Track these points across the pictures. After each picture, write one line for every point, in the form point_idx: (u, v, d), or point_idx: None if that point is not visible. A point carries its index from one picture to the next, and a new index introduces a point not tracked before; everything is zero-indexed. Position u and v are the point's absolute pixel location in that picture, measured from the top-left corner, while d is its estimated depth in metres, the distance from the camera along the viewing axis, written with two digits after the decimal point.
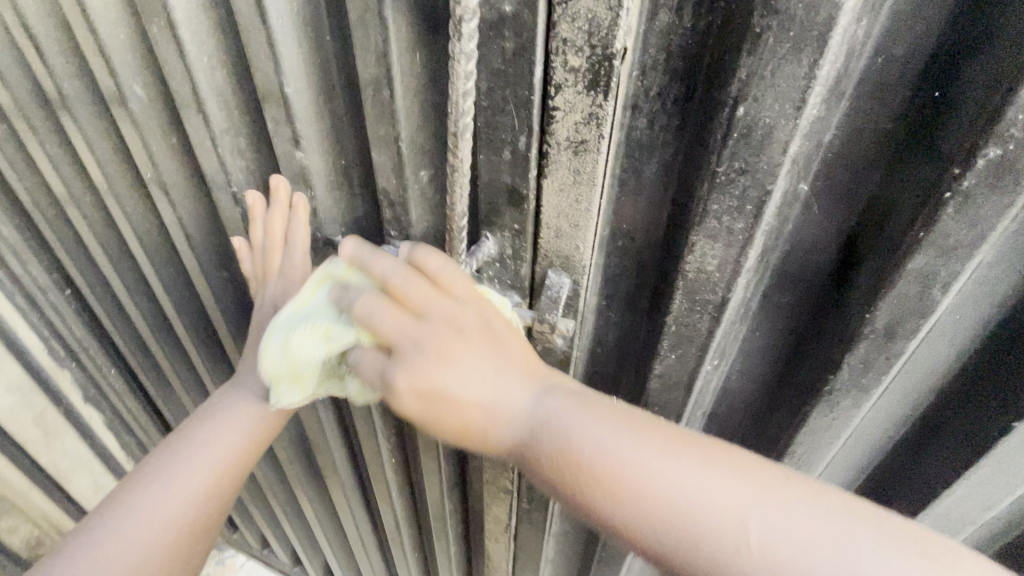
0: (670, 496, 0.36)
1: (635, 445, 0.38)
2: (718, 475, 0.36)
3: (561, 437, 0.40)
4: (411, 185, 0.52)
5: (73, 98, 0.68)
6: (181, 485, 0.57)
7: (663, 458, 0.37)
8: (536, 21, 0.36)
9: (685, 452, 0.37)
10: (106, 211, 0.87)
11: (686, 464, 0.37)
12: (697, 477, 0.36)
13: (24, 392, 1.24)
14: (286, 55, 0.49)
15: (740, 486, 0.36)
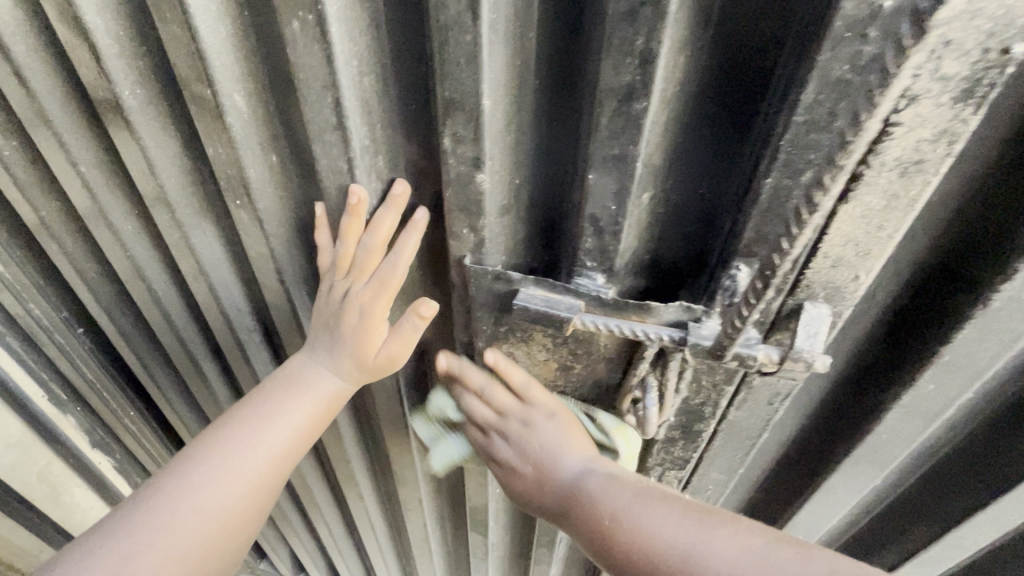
0: (667, 552, 0.44)
1: (649, 511, 0.47)
2: (718, 534, 0.43)
3: (594, 497, 0.51)
4: (632, 210, 0.44)
5: (134, 110, 0.55)
6: (263, 441, 0.60)
7: (669, 514, 0.46)
8: (938, 18, 0.28)
9: (692, 520, 0.45)
10: (150, 240, 0.73)
11: (692, 529, 0.44)
12: (698, 541, 0.43)
13: (26, 446, 1.07)
14: (489, 60, 0.39)
15: (728, 539, 0.42)
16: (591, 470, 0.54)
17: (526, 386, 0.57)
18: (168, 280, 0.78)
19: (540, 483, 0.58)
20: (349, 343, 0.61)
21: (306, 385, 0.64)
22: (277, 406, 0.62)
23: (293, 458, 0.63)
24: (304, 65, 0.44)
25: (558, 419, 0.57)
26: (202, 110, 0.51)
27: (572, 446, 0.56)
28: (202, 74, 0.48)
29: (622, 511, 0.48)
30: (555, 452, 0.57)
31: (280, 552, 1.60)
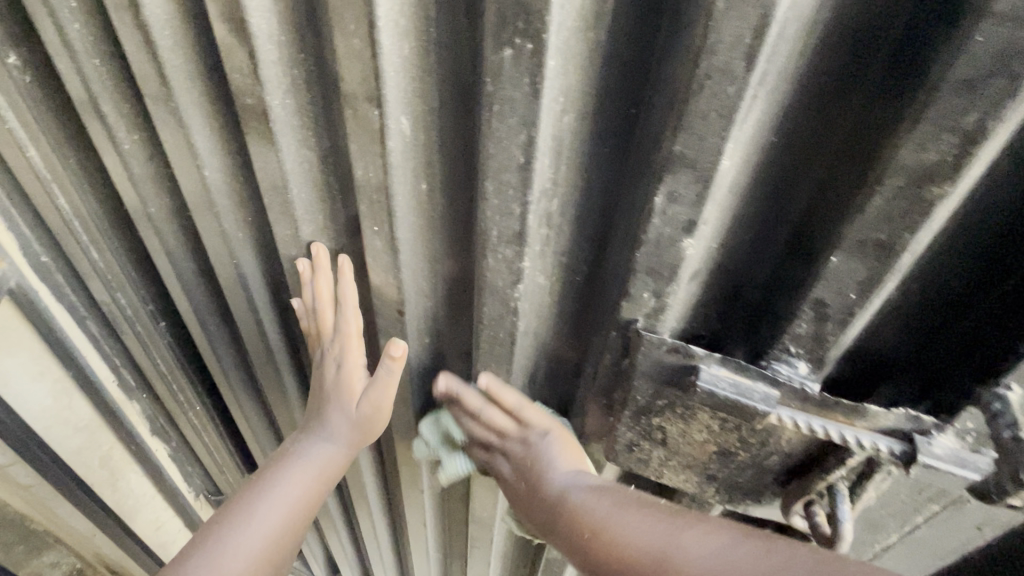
0: (645, 549, 0.42)
1: (624, 509, 0.47)
2: (690, 532, 0.41)
3: (582, 512, 0.50)
4: (875, 301, 0.37)
5: (279, 121, 0.51)
6: (264, 518, 0.67)
7: (636, 517, 0.45)
8: None
9: (671, 517, 0.44)
10: (259, 248, 0.69)
11: (661, 528, 0.43)
12: (665, 534, 0.42)
13: (93, 430, 1.06)
14: (744, 116, 0.33)
15: (701, 536, 0.40)
16: (580, 481, 0.54)
17: (520, 406, 0.60)
18: (267, 289, 0.74)
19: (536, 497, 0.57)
20: (337, 408, 0.71)
21: (302, 460, 0.72)
22: (278, 483, 0.70)
23: (293, 534, 0.70)
24: (504, 97, 0.38)
25: (552, 435, 0.59)
26: (360, 131, 0.46)
27: (563, 462, 0.57)
28: (371, 93, 0.43)
29: (598, 522, 0.47)
30: (546, 462, 0.57)
31: (315, 553, 1.57)
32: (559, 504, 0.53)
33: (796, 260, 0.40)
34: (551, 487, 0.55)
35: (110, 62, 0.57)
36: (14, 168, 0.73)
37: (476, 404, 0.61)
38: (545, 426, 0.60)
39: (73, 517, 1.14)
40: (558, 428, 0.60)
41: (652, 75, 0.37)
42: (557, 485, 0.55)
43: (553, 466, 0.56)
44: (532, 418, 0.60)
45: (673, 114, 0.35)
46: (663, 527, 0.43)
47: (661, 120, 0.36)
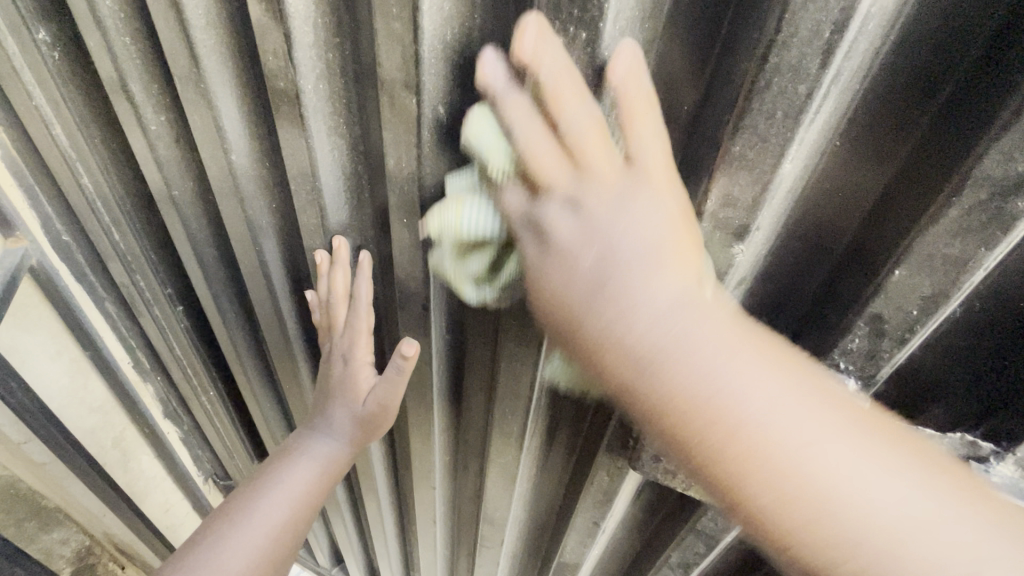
0: (842, 485, 0.27)
1: (741, 362, 0.30)
2: (922, 477, 0.27)
3: (684, 375, 0.30)
4: (934, 319, 0.35)
5: (311, 107, 0.49)
6: (267, 514, 0.66)
7: (827, 416, 0.29)
8: None
9: (878, 437, 0.28)
10: (280, 235, 0.68)
11: (878, 456, 0.28)
12: (883, 472, 0.27)
13: (107, 410, 1.07)
14: (811, 118, 0.31)
15: (945, 485, 0.27)
16: (678, 305, 0.31)
17: (580, 132, 0.33)
18: (287, 277, 0.73)
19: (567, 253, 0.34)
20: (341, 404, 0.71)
21: (307, 456, 0.72)
22: (280, 479, 0.70)
23: (298, 528, 0.69)
24: None
25: (664, 206, 0.32)
26: (396, 119, 0.45)
27: (643, 217, 0.32)
28: (409, 79, 0.42)
29: (744, 403, 0.29)
30: (622, 235, 0.32)
31: (320, 542, 1.58)
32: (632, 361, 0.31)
33: (853, 270, 0.38)
34: (621, 309, 0.31)
35: (140, 41, 0.56)
36: (39, 145, 0.73)
37: (571, 111, 0.33)
38: (648, 197, 0.32)
39: (84, 495, 1.14)
40: (679, 205, 0.32)
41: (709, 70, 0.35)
42: (647, 316, 0.31)
43: (646, 270, 0.31)
44: (648, 147, 0.33)
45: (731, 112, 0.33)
46: (820, 443, 0.28)
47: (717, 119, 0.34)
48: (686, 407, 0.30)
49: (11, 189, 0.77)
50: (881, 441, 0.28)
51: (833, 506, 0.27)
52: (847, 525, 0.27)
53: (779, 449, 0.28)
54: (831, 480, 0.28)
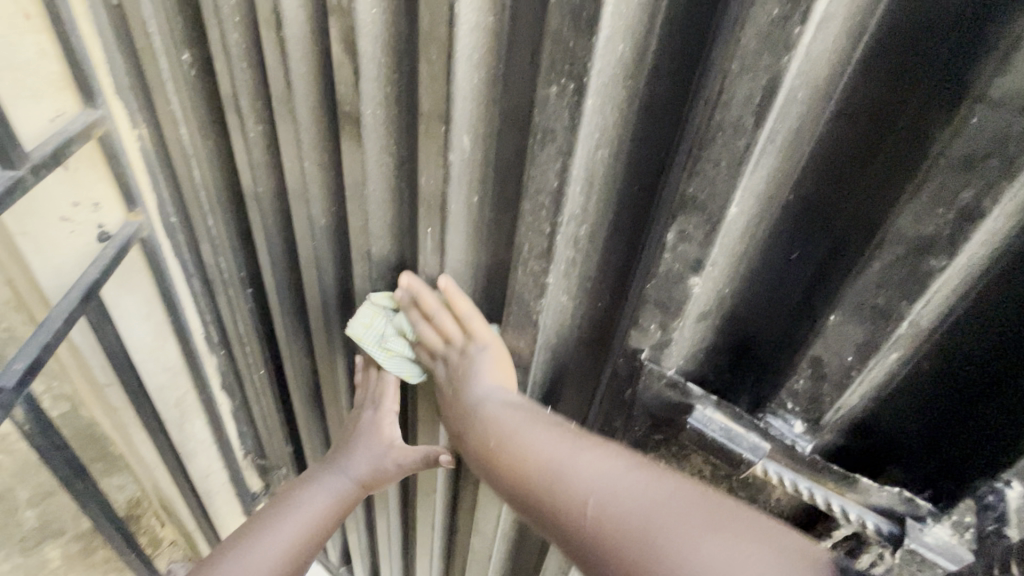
0: (547, 462, 0.47)
1: (534, 430, 0.52)
2: (615, 477, 0.43)
3: (500, 428, 0.54)
4: (873, 369, 0.37)
5: (369, 127, 0.59)
6: (295, 520, 0.83)
7: (561, 447, 0.48)
8: None
9: (569, 438, 0.49)
10: (335, 234, 0.79)
11: (565, 447, 0.48)
12: (569, 456, 0.47)
13: (175, 371, 1.23)
14: (753, 168, 0.36)
15: (620, 462, 0.44)
16: (503, 398, 0.56)
17: (470, 317, 0.60)
18: (336, 272, 0.84)
19: (458, 399, 0.60)
20: (364, 445, 0.83)
21: (320, 489, 0.86)
22: (298, 505, 0.85)
23: (304, 555, 0.83)
24: (546, 126, 0.43)
25: (487, 350, 0.59)
26: (428, 143, 0.53)
27: (491, 373, 0.58)
28: (441, 112, 0.51)
29: (507, 433, 0.52)
30: (474, 371, 0.59)
31: (335, 538, 1.66)
32: (476, 412, 0.57)
33: (804, 315, 0.41)
34: (472, 394, 0.58)
35: (253, 67, 0.71)
36: (169, 141, 0.90)
37: (431, 304, 0.62)
38: (484, 338, 0.60)
39: (144, 447, 1.29)
40: (499, 352, 0.59)
41: (687, 116, 0.40)
42: (482, 410, 0.56)
43: (478, 380, 0.58)
44: (474, 330, 0.60)
45: (688, 157, 0.38)
46: (586, 462, 0.46)
47: (681, 161, 0.39)
48: (490, 427, 0.54)
49: (141, 172, 0.95)
50: (616, 454, 0.46)
51: (555, 472, 0.46)
52: (614, 508, 0.42)
53: (551, 467, 0.47)
54: (552, 460, 0.47)
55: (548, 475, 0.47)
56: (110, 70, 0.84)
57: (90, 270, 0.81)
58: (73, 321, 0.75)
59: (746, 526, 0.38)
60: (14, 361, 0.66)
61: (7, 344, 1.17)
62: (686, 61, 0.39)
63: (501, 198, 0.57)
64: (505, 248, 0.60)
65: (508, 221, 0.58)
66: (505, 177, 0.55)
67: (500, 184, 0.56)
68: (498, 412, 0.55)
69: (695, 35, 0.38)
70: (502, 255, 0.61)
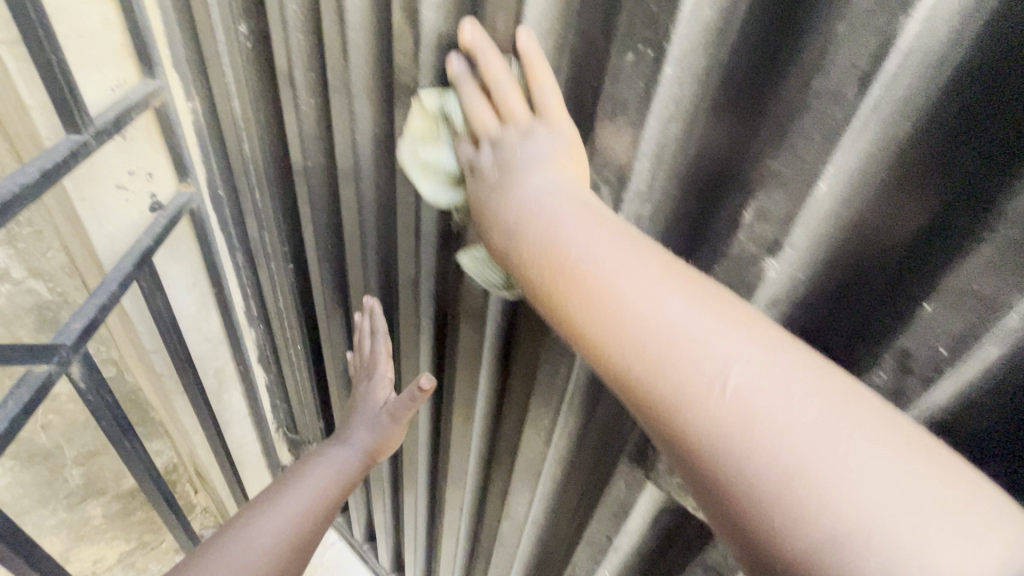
0: (644, 326, 0.32)
1: (625, 260, 0.34)
2: (738, 345, 0.29)
3: (546, 236, 0.37)
4: (967, 367, 0.35)
5: (426, 99, 0.58)
6: (305, 489, 0.87)
7: (651, 286, 0.32)
8: None
9: (666, 285, 0.32)
10: (381, 210, 0.79)
11: (662, 292, 0.32)
12: (679, 305, 0.31)
13: (216, 341, 1.26)
14: (850, 143, 0.34)
15: (728, 328, 0.30)
16: (566, 195, 0.38)
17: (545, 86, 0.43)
18: (379, 249, 0.84)
19: (500, 207, 0.41)
20: (365, 414, 0.95)
21: (330, 461, 0.93)
22: (311, 475, 0.90)
23: (318, 521, 0.86)
24: (618, 97, 0.42)
25: (556, 138, 0.42)
26: None
27: (550, 172, 0.40)
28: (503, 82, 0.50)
29: (571, 255, 0.35)
30: (526, 158, 0.41)
31: (358, 514, 1.69)
32: (522, 221, 0.38)
33: (882, 304, 0.38)
34: (516, 191, 0.40)
35: (309, 38, 0.70)
36: (222, 113, 0.91)
37: (497, 75, 0.45)
38: (545, 128, 0.42)
39: (184, 413, 1.33)
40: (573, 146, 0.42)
41: (772, 88, 0.36)
42: (535, 201, 0.39)
43: (531, 166, 0.41)
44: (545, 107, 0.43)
45: (779, 130, 0.36)
46: (717, 333, 0.30)
47: (763, 135, 0.37)
48: (537, 236, 0.37)
49: (193, 143, 0.97)
50: (737, 316, 0.31)
51: (652, 340, 0.31)
52: (742, 410, 0.28)
53: (640, 316, 0.32)
54: (649, 311, 0.32)
55: (644, 349, 0.31)
56: (167, 40, 0.86)
57: (143, 237, 0.83)
58: (127, 285, 0.77)
59: (926, 467, 0.25)
60: (72, 321, 0.68)
61: (62, 307, 1.22)
62: (770, 26, 0.35)
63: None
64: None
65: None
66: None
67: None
68: (548, 209, 0.38)
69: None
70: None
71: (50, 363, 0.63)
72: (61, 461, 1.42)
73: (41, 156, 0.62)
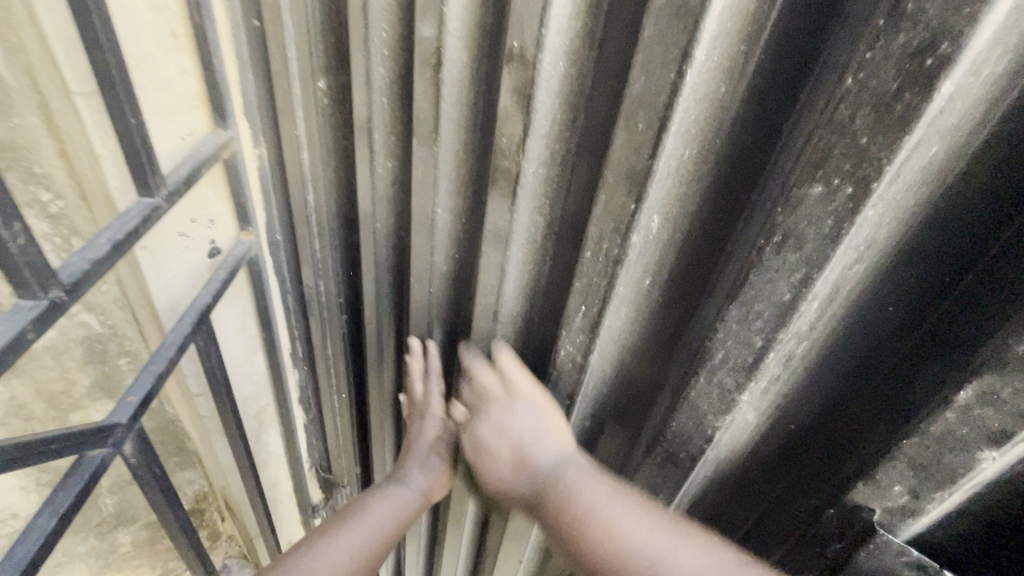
0: (638, 551, 0.48)
1: (624, 509, 0.50)
2: (690, 551, 0.47)
3: (563, 494, 0.54)
4: None
5: (528, 185, 0.53)
6: (360, 536, 0.77)
7: (638, 511, 0.50)
8: None
9: (657, 518, 0.49)
10: (454, 282, 0.74)
11: (659, 540, 0.48)
12: (663, 550, 0.47)
13: (260, 383, 1.22)
14: None
15: (694, 545, 0.47)
16: (572, 463, 0.56)
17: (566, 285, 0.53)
18: (446, 319, 0.79)
19: (499, 484, 0.61)
20: (418, 450, 0.84)
21: (389, 499, 0.83)
22: (370, 513, 0.80)
23: (367, 568, 0.76)
24: (792, 230, 0.35)
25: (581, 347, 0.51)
26: (606, 216, 0.46)
27: (552, 441, 0.57)
28: (631, 186, 0.43)
29: (588, 507, 0.51)
30: (531, 438, 0.58)
31: (388, 562, 1.62)
32: (545, 487, 0.56)
33: None
34: (534, 460, 0.57)
35: (394, 101, 0.67)
36: (288, 163, 0.88)
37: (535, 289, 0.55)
38: (532, 396, 0.60)
39: (222, 453, 1.29)
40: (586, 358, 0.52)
41: (960, 283, 0.34)
42: (546, 457, 0.57)
43: (540, 438, 0.57)
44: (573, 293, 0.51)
45: (948, 329, 0.34)
46: (687, 543, 0.47)
47: (930, 325, 0.35)
48: (565, 474, 0.55)
49: (256, 191, 0.94)
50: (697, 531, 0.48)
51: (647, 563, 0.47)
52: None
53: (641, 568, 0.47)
54: (648, 533, 0.48)
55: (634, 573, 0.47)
56: (242, 91, 0.83)
57: (202, 292, 0.79)
58: (184, 348, 0.73)
59: None
60: (129, 395, 0.63)
61: (111, 340, 1.21)
62: (994, 204, 0.31)
63: (682, 281, 0.48)
64: (677, 340, 0.51)
65: (690, 311, 0.49)
66: (692, 260, 0.47)
67: (683, 265, 0.47)
68: (555, 460, 0.56)
69: (1013, 188, 0.30)
70: (670, 346, 0.52)
71: (104, 447, 0.60)
72: (97, 492, 1.40)
73: (113, 223, 0.58)
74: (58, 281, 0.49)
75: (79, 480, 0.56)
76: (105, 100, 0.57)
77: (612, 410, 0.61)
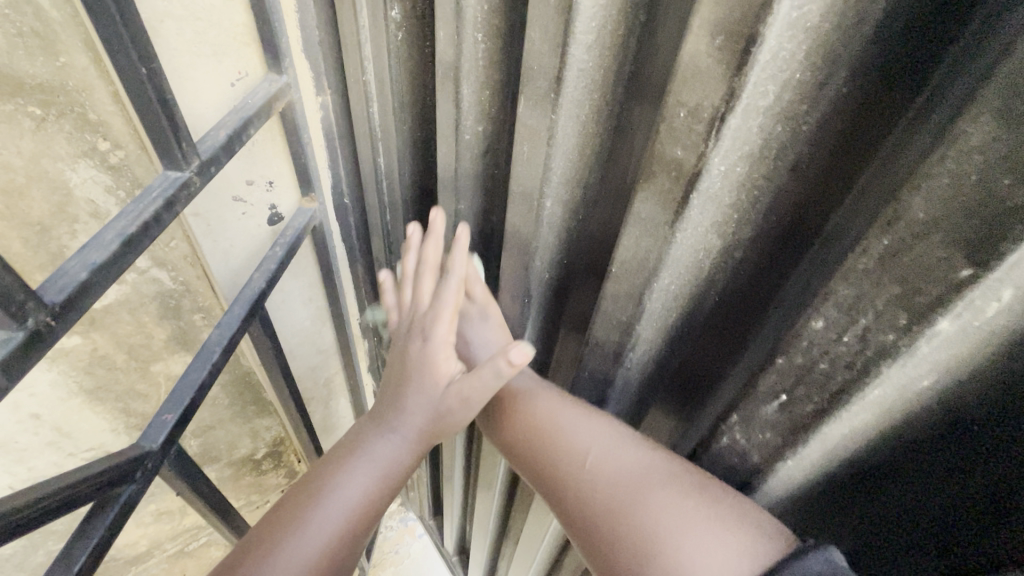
0: (541, 421, 0.49)
1: (534, 381, 0.54)
2: (584, 420, 0.46)
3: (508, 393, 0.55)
4: None
5: (715, 193, 0.32)
6: (330, 513, 0.48)
7: (549, 392, 0.52)
8: None
9: (566, 400, 0.50)
10: (557, 293, 0.55)
11: (563, 408, 0.49)
12: (569, 416, 0.47)
13: (327, 352, 1.14)
14: None
15: (591, 421, 0.46)
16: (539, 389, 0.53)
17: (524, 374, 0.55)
18: (540, 334, 0.61)
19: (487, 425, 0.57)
20: (422, 388, 0.55)
21: (374, 442, 0.54)
22: (346, 472, 0.51)
23: (356, 547, 0.49)
24: None
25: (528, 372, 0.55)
26: (890, 278, 0.26)
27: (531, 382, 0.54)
28: (969, 234, 0.22)
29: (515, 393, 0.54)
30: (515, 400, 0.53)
31: (451, 529, 1.59)
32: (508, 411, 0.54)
33: None
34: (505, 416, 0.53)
35: (494, 40, 0.46)
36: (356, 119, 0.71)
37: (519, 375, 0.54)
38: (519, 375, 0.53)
39: None
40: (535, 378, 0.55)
41: None
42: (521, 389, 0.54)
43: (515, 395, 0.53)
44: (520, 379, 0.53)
45: None
46: (590, 426, 0.45)
47: None
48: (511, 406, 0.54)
49: (320, 147, 0.77)
50: (598, 415, 0.46)
51: (556, 433, 0.47)
52: (596, 472, 0.42)
53: (551, 417, 0.48)
54: (550, 413, 0.49)
55: (545, 435, 0.48)
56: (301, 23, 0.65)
57: (256, 277, 0.67)
58: (232, 347, 0.62)
59: None
60: (165, 410, 0.53)
61: (183, 297, 1.15)
62: None
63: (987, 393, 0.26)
64: (945, 482, 0.30)
65: (984, 449, 0.27)
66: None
67: (1006, 372, 0.25)
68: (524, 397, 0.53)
69: None
70: None
71: (132, 483, 0.49)
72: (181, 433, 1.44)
73: (128, 207, 0.45)
74: (37, 302, 0.36)
75: (98, 530, 0.47)
76: (108, 42, 0.42)
77: (776, 529, 0.41)
